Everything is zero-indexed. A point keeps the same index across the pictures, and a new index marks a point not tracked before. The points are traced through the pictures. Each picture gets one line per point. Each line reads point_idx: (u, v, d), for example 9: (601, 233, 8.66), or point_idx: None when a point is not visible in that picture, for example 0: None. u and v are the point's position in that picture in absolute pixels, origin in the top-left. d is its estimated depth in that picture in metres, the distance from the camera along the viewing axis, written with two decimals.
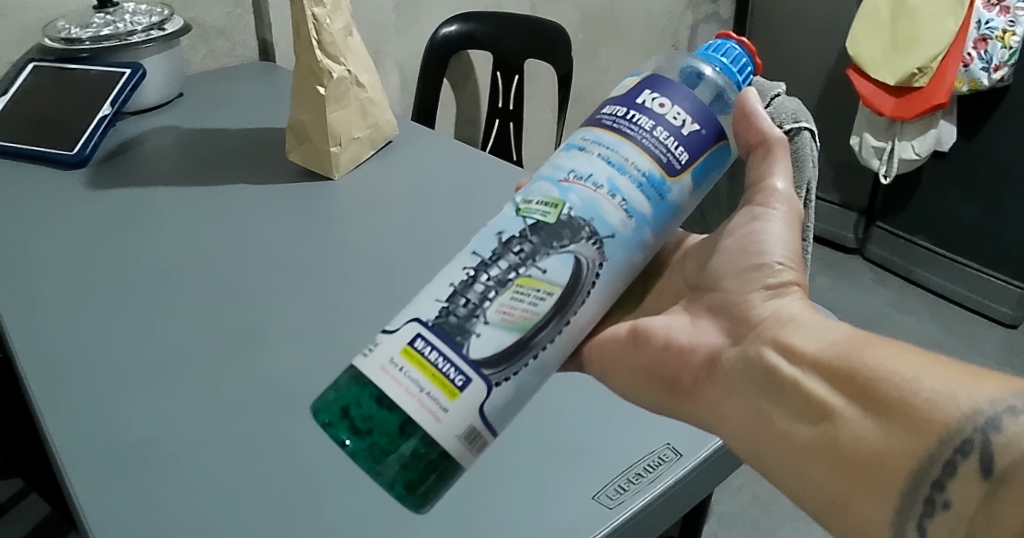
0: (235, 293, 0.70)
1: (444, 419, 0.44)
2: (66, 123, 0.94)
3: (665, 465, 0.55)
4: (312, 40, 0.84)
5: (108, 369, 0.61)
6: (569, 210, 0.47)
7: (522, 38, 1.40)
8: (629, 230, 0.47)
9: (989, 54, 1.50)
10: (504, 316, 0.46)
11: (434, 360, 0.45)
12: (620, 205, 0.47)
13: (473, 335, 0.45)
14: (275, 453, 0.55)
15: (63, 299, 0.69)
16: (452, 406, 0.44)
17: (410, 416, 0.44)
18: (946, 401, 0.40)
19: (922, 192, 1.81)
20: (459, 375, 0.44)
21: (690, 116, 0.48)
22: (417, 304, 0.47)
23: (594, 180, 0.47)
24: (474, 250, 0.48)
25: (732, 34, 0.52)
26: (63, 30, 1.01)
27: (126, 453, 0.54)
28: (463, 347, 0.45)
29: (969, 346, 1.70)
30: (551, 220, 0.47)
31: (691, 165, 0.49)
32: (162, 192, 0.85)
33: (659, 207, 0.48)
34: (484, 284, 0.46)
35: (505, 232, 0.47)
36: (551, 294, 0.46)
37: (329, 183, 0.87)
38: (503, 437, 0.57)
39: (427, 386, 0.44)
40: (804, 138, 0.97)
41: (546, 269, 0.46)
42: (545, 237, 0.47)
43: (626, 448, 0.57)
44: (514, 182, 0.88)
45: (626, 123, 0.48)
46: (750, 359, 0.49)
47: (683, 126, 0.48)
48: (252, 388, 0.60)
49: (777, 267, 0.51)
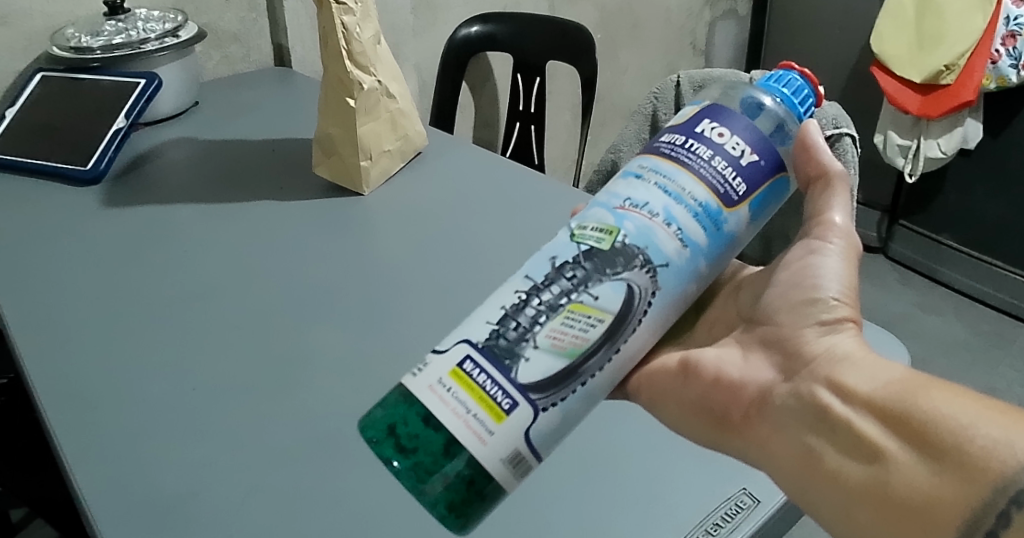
0: (269, 321, 0.66)
1: (489, 442, 0.41)
2: (77, 136, 0.90)
3: (743, 513, 0.52)
4: (341, 50, 0.80)
5: (139, 408, 0.57)
6: (624, 238, 0.43)
7: (544, 38, 1.36)
8: (683, 261, 0.44)
9: (1018, 50, 1.46)
10: (554, 342, 0.42)
11: (482, 382, 0.41)
12: (675, 234, 0.44)
13: (522, 359, 0.42)
14: (327, 501, 0.51)
15: (88, 330, 0.65)
16: (498, 429, 0.41)
17: (455, 436, 0.41)
18: (1003, 449, 0.37)
19: (948, 189, 1.77)
20: (506, 399, 0.41)
21: (749, 146, 0.45)
22: (470, 324, 0.44)
23: (652, 209, 0.44)
24: (526, 274, 0.44)
25: (794, 64, 0.50)
26: (73, 38, 0.97)
27: (164, 505, 0.51)
28: (512, 372, 0.42)
29: (998, 348, 1.67)
30: (605, 247, 0.43)
31: (749, 196, 0.45)
32: (183, 211, 0.81)
33: (715, 238, 0.45)
34: (535, 308, 0.43)
35: (558, 257, 0.44)
36: (602, 321, 0.43)
37: (359, 199, 0.83)
38: (561, 475, 0.54)
39: (475, 408, 0.41)
40: (846, 144, 0.93)
41: (598, 296, 0.43)
42: (599, 263, 0.43)
43: (698, 494, 0.53)
44: (552, 195, 0.85)
45: (684, 152, 0.45)
46: (802, 397, 0.45)
47: (741, 157, 0.45)
48: (293, 427, 0.56)
49: (832, 302, 0.48)
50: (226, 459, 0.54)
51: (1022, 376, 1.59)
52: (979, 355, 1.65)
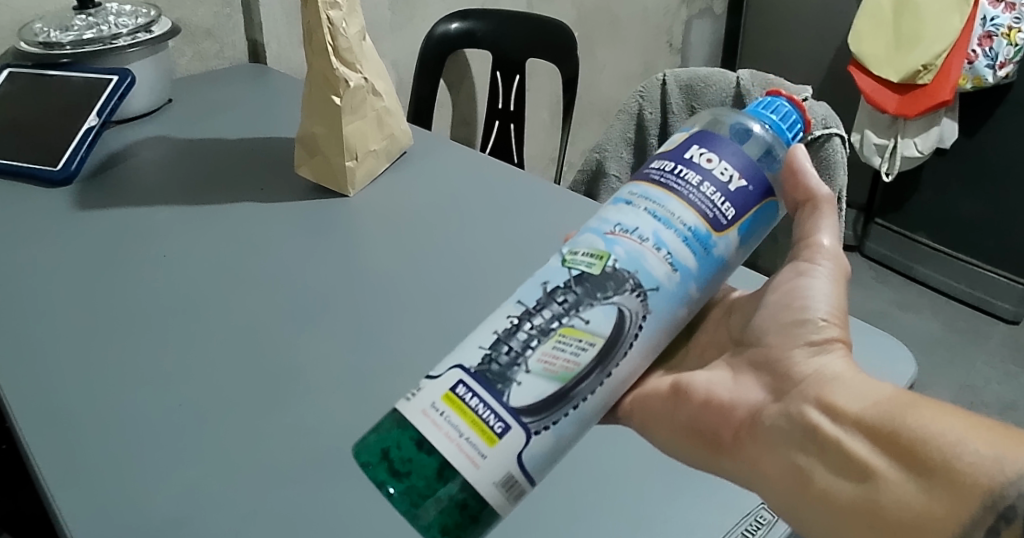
0: (256, 331, 0.64)
1: (483, 465, 0.39)
2: (47, 135, 0.87)
3: (764, 529, 0.50)
4: (328, 45, 0.77)
5: (123, 428, 0.54)
6: (614, 262, 0.42)
7: (524, 35, 1.34)
8: (674, 285, 0.42)
9: (995, 51, 1.49)
10: (546, 366, 0.40)
11: (475, 406, 0.40)
12: (665, 258, 0.42)
13: (514, 383, 0.40)
14: (328, 523, 0.49)
15: (63, 344, 0.62)
16: (491, 453, 0.39)
17: (449, 460, 0.39)
18: (990, 465, 0.36)
19: (924, 188, 1.79)
20: (498, 422, 0.39)
21: (737, 172, 0.44)
22: (464, 348, 0.42)
23: (640, 233, 0.42)
24: (518, 299, 0.43)
25: (781, 91, 0.49)
26: (42, 34, 0.93)
27: (157, 532, 0.48)
28: (505, 396, 0.40)
29: (973, 344, 1.69)
30: (595, 271, 0.42)
31: (738, 220, 0.44)
32: (161, 214, 0.78)
33: (705, 262, 0.43)
34: (526, 331, 0.41)
35: (550, 281, 0.42)
36: (593, 344, 0.41)
37: (344, 201, 0.81)
38: (568, 498, 0.52)
39: (467, 431, 0.39)
40: (835, 145, 0.92)
41: (589, 320, 0.41)
42: (590, 288, 0.42)
43: (716, 512, 0.51)
44: (542, 195, 0.83)
45: (673, 178, 0.43)
46: (792, 417, 0.44)
47: (730, 182, 0.43)
48: (289, 445, 0.54)
49: (820, 323, 0.46)
50: (220, 481, 0.51)
51: (998, 373, 1.61)
52: (956, 353, 1.67)
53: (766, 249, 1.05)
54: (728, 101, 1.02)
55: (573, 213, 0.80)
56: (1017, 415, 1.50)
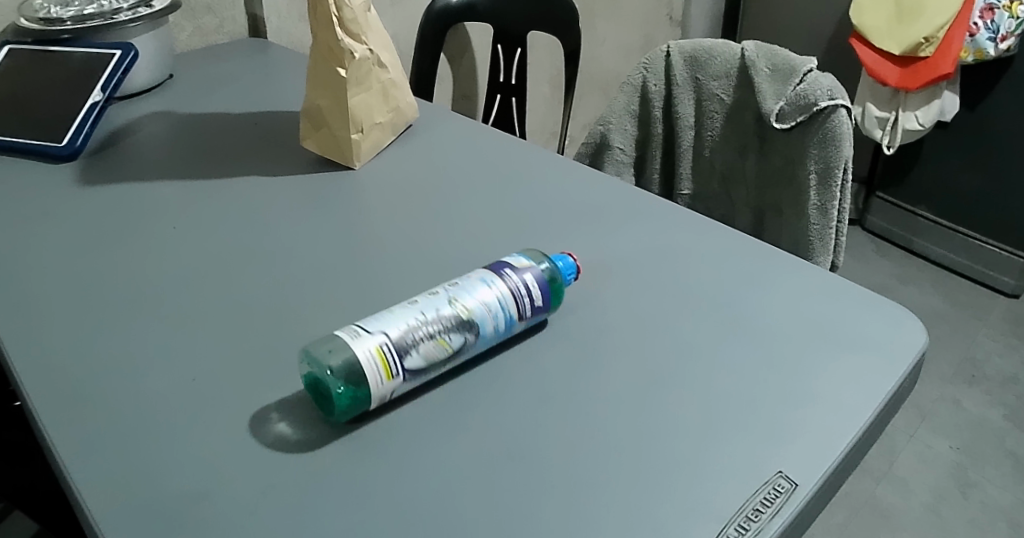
0: (265, 308, 0.64)
1: (379, 387, 0.52)
2: (49, 111, 0.86)
3: (783, 497, 0.49)
4: (332, 16, 0.76)
5: (137, 402, 0.55)
6: (469, 312, 0.56)
7: (523, 5, 1.36)
8: (493, 333, 0.57)
9: (997, 23, 1.49)
10: (428, 355, 0.54)
11: (392, 361, 0.53)
12: (492, 315, 0.57)
13: (411, 353, 0.54)
14: (346, 495, 0.49)
15: (73, 321, 0.62)
16: (387, 382, 0.53)
17: (369, 394, 0.52)
18: None
19: (926, 161, 1.79)
20: (397, 369, 0.53)
21: (539, 293, 0.60)
22: (386, 320, 0.55)
23: (496, 315, 0.57)
24: (421, 312, 0.55)
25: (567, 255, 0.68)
26: (42, 9, 0.94)
27: (178, 506, 0.48)
28: (405, 358, 0.53)
29: (974, 317, 1.70)
30: (463, 316, 0.56)
31: (531, 316, 0.59)
32: (166, 190, 0.78)
33: (507, 330, 0.58)
34: (423, 332, 0.54)
35: (442, 308, 0.56)
36: (447, 350, 0.55)
37: (350, 174, 0.81)
38: (580, 461, 0.51)
39: (376, 371, 0.52)
40: (841, 116, 0.93)
41: (454, 343, 0.55)
42: (458, 326, 0.56)
43: (732, 480, 0.50)
44: (550, 167, 0.83)
45: (513, 283, 0.59)
46: None
47: (534, 299, 0.59)
48: (301, 419, 0.54)
49: None
50: (237, 455, 0.52)
51: (999, 345, 1.63)
52: (957, 325, 1.68)
53: (770, 221, 1.05)
54: (733, 71, 1.03)
55: (578, 186, 0.80)
56: (1016, 388, 1.53)
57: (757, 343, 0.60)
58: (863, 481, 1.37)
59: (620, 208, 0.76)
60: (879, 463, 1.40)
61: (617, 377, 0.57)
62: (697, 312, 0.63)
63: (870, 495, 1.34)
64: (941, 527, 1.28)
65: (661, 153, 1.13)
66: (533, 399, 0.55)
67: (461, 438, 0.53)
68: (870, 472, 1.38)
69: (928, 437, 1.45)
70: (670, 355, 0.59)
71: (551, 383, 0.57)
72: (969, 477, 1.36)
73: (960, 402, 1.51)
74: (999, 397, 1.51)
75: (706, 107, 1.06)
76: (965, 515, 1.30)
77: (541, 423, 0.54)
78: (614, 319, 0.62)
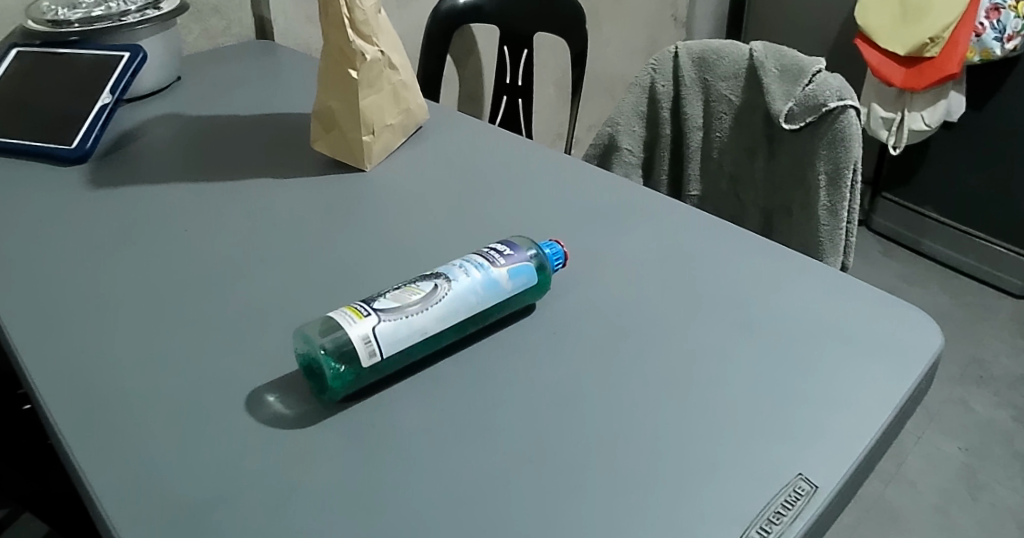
0: (278, 309, 0.63)
1: (353, 327, 0.54)
2: (58, 114, 0.86)
3: (804, 499, 0.49)
4: (343, 18, 0.76)
5: (153, 405, 0.55)
6: (434, 270, 0.59)
7: (529, 6, 1.35)
8: (470, 280, 0.58)
9: (1003, 23, 1.49)
10: (397, 298, 0.56)
11: (361, 306, 0.55)
12: (460, 266, 0.59)
13: (378, 299, 0.56)
14: (366, 496, 0.49)
15: (87, 324, 0.62)
16: (359, 321, 0.54)
17: (352, 344, 0.53)
18: None
19: (932, 161, 1.79)
20: (367, 309, 0.55)
21: (508, 249, 0.61)
22: None
23: (464, 265, 0.59)
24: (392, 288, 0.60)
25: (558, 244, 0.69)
26: (50, 11, 0.94)
27: (198, 507, 0.48)
28: (374, 302, 0.56)
29: (981, 318, 1.70)
30: (428, 273, 0.59)
31: (509, 266, 0.60)
32: (178, 192, 0.78)
33: (486, 280, 0.59)
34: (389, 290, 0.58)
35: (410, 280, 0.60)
36: (418, 292, 0.57)
37: (362, 176, 0.81)
38: (600, 463, 0.51)
39: (345, 315, 0.55)
40: (850, 117, 0.93)
41: (423, 288, 0.57)
42: (422, 277, 0.58)
43: (752, 482, 0.49)
44: (560, 168, 0.83)
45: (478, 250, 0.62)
46: None
47: (503, 253, 0.61)
48: (319, 422, 0.54)
49: None
50: (255, 457, 0.51)
51: (1006, 346, 1.62)
52: (964, 326, 1.68)
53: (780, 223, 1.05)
54: (741, 72, 1.03)
55: (590, 187, 0.80)
56: None
57: (775, 345, 0.60)
58: (872, 482, 1.37)
59: (633, 210, 0.76)
60: (888, 465, 1.40)
61: (634, 380, 0.57)
62: (713, 314, 0.63)
63: (880, 497, 1.34)
64: (951, 529, 1.28)
65: (670, 154, 1.12)
66: (549, 401, 0.55)
67: (480, 439, 0.53)
68: (879, 474, 1.37)
69: (937, 438, 1.44)
70: (688, 357, 0.59)
71: (569, 386, 0.56)
72: (978, 479, 1.36)
73: (969, 403, 1.50)
74: (1007, 398, 1.51)
75: (714, 108, 1.06)
76: (975, 517, 1.30)
77: (559, 425, 0.53)
78: (629, 320, 0.62)
